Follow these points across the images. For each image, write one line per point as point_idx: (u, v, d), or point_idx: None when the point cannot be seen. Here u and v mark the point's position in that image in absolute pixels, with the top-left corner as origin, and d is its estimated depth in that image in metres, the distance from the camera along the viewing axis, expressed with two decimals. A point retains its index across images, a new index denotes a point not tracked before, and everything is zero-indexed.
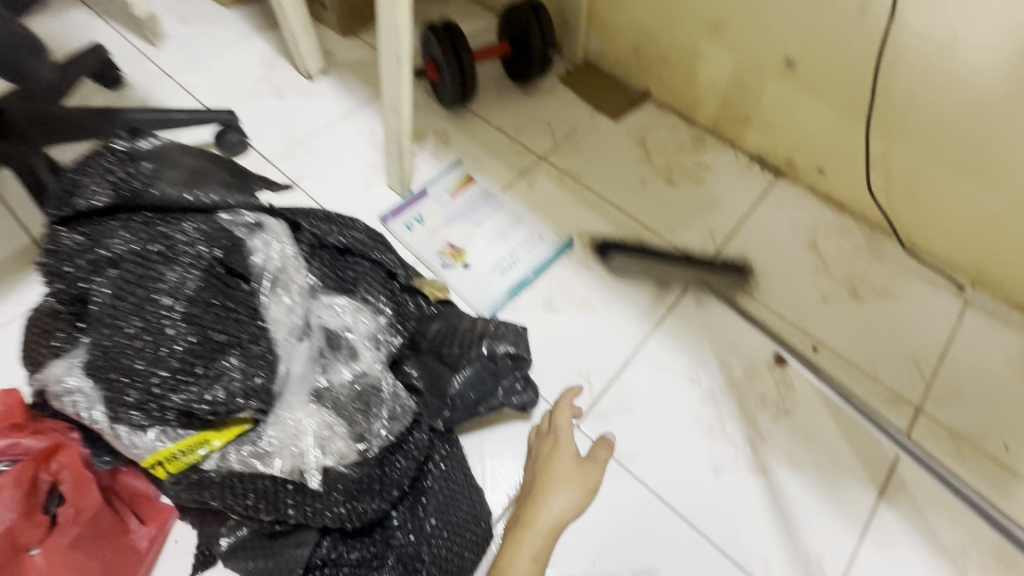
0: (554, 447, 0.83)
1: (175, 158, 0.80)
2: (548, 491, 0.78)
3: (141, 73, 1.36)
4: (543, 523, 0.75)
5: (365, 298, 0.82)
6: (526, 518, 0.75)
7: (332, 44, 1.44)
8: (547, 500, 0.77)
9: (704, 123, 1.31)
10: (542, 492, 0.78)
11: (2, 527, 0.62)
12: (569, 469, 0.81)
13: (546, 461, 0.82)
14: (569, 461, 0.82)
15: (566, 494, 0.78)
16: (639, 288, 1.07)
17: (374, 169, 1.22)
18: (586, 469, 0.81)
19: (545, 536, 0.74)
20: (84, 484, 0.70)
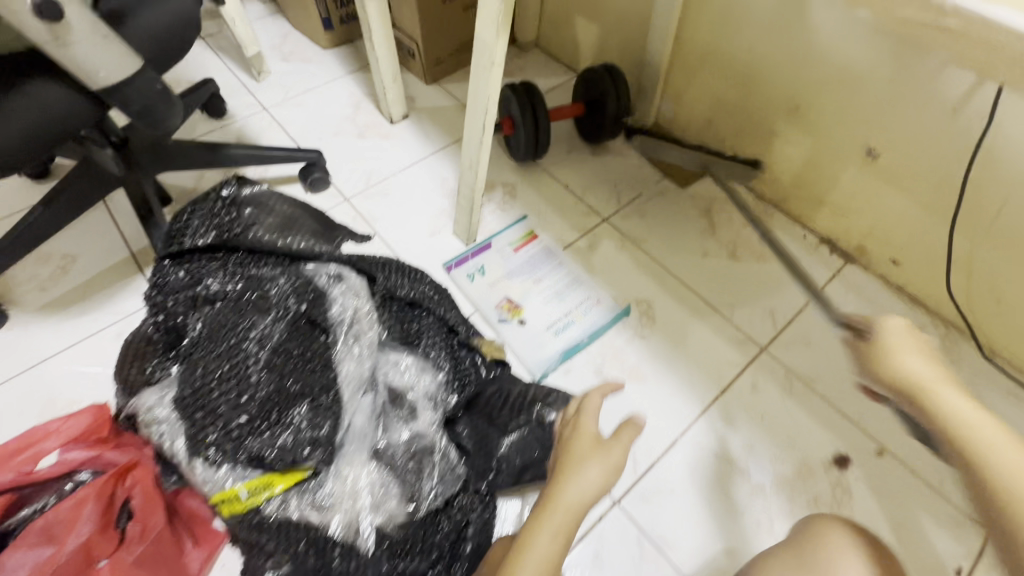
0: (576, 429, 0.67)
1: (270, 202, 0.86)
2: (570, 471, 0.62)
3: (242, 107, 1.49)
4: (566, 503, 0.59)
5: (426, 353, 0.84)
6: (550, 490, 0.61)
7: (416, 91, 1.53)
8: (567, 481, 0.61)
9: (773, 199, 1.29)
10: (563, 475, 0.62)
11: (81, 539, 0.68)
12: (590, 453, 0.64)
13: (571, 444, 0.65)
14: (591, 442, 0.65)
15: (593, 472, 0.61)
16: (693, 364, 1.06)
17: (442, 216, 1.26)
18: (607, 452, 0.64)
19: (569, 515, 0.58)
20: (151, 503, 0.74)
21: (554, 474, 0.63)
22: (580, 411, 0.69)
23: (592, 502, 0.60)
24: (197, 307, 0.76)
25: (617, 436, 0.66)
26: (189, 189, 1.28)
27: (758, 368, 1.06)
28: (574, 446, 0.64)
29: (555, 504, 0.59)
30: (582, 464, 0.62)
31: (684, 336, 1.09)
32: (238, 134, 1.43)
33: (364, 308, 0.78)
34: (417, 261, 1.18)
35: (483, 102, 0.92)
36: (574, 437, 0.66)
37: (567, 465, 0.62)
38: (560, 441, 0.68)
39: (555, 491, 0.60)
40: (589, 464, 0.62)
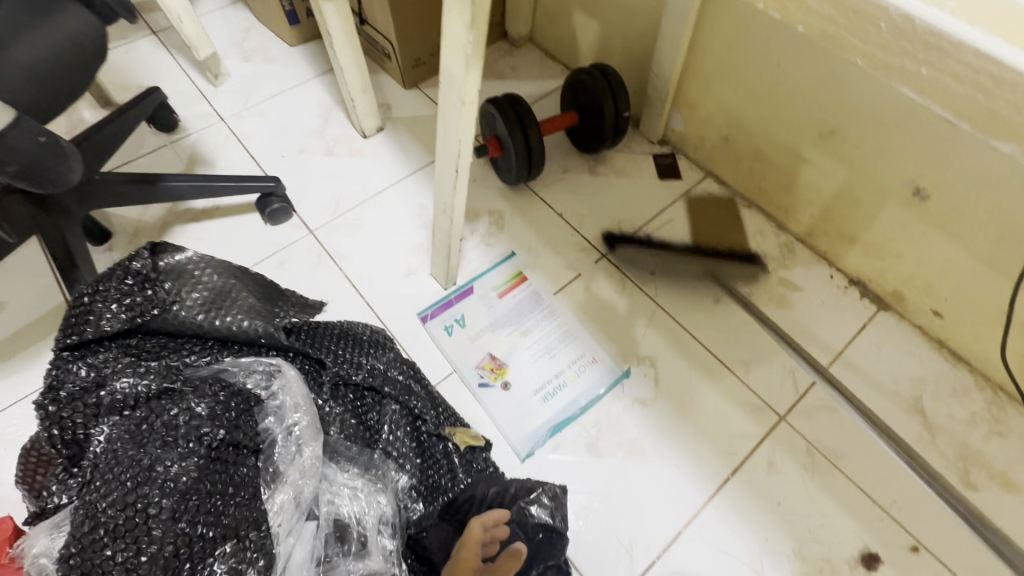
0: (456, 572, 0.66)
1: (195, 273, 0.72)
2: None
3: (196, 117, 1.32)
4: None
5: (387, 455, 0.71)
6: None
7: (393, 97, 1.35)
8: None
9: (797, 231, 1.13)
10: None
11: None
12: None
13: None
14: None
15: None
16: (702, 437, 0.92)
17: (418, 252, 1.12)
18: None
19: None
20: None
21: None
22: (460, 549, 0.68)
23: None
24: (99, 417, 0.60)
25: (495, 570, 0.67)
26: (132, 221, 1.14)
27: (776, 440, 0.92)
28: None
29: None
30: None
31: (691, 402, 0.96)
32: (190, 150, 1.27)
33: (306, 417, 0.65)
34: (388, 309, 1.04)
35: (454, 144, 0.76)
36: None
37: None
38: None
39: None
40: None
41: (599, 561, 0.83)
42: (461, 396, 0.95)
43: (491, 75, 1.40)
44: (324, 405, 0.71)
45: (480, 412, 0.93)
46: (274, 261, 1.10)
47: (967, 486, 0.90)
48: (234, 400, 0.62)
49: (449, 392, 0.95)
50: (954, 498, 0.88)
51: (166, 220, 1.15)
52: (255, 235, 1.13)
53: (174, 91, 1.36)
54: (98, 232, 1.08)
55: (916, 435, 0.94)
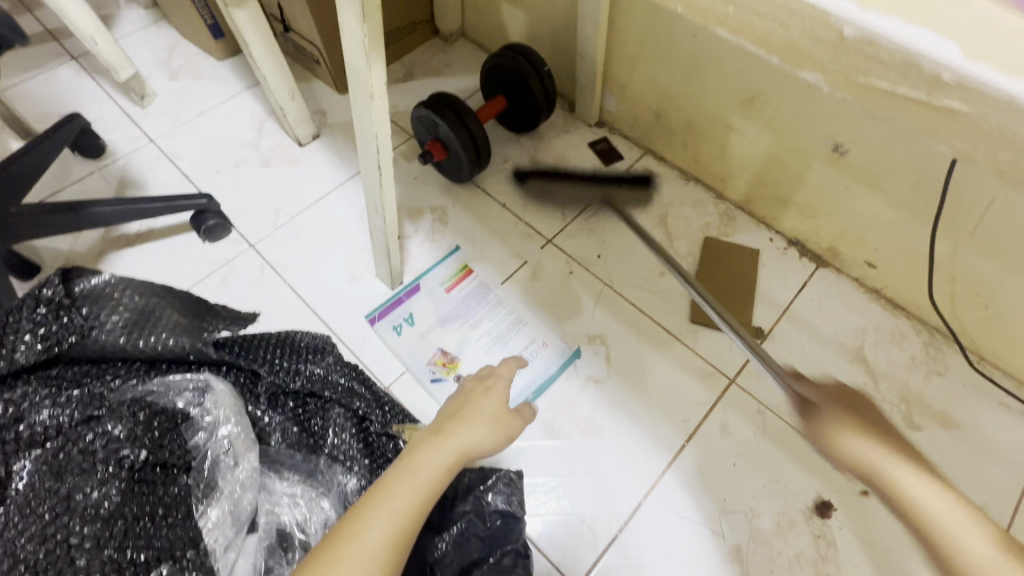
0: (489, 388, 0.68)
1: (114, 295, 0.68)
2: (462, 423, 0.62)
3: (125, 140, 1.28)
4: (451, 444, 0.59)
5: (333, 459, 0.71)
6: (437, 435, 0.60)
7: (327, 103, 1.34)
8: (456, 429, 0.61)
9: (734, 199, 1.16)
10: (460, 422, 0.62)
11: None
12: (501, 415, 0.65)
13: (472, 400, 0.66)
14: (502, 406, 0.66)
15: (483, 426, 0.63)
16: (656, 409, 0.94)
17: (362, 255, 1.10)
18: (513, 422, 0.66)
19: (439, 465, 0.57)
20: None
21: (441, 421, 0.63)
22: (495, 376, 0.70)
23: (477, 450, 0.61)
24: (20, 451, 0.59)
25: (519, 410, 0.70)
26: (63, 251, 1.10)
27: (728, 403, 0.94)
28: (472, 404, 0.65)
29: (423, 454, 0.57)
30: (469, 415, 0.63)
31: (643, 375, 0.97)
32: (120, 175, 1.23)
33: (238, 428, 0.63)
34: (335, 315, 1.03)
35: (371, 141, 0.75)
36: (470, 396, 0.67)
37: (465, 414, 0.64)
38: (455, 394, 0.68)
39: (447, 434, 0.60)
40: (481, 418, 0.64)
41: (563, 540, 0.83)
42: (417, 397, 0.94)
43: (426, 72, 1.39)
44: (262, 416, 0.71)
45: (434, 407, 0.94)
46: (215, 279, 1.08)
47: (911, 427, 0.93)
48: (155, 420, 0.59)
49: (405, 395, 0.95)
50: None
51: (99, 248, 1.11)
52: (192, 254, 1.11)
53: (99, 115, 1.32)
54: (24, 267, 1.04)
55: (860, 384, 0.97)
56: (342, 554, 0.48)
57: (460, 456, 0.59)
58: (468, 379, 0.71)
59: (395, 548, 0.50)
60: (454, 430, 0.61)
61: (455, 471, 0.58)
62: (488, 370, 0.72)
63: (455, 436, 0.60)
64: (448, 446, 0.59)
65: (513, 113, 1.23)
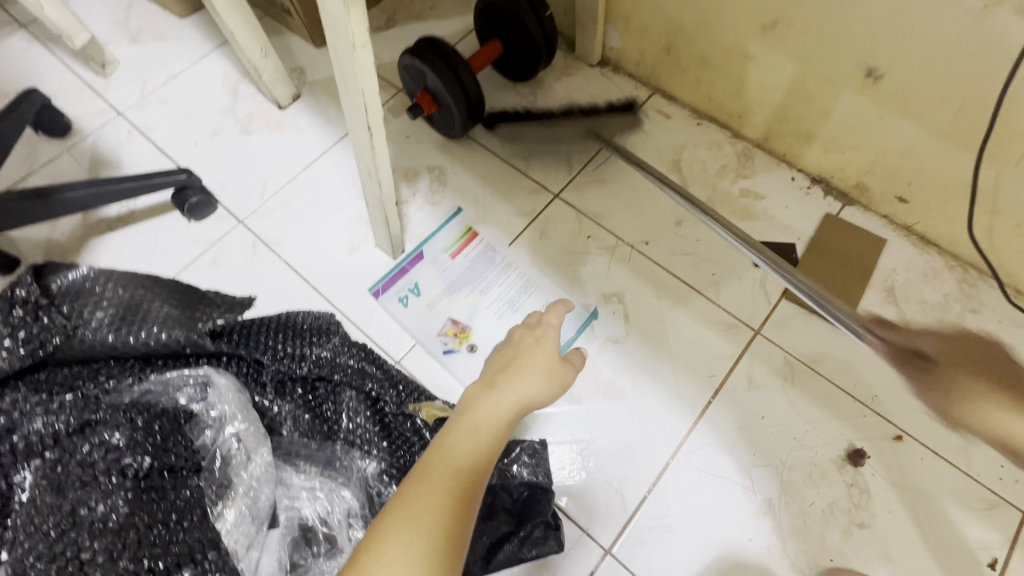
0: (542, 336, 0.64)
1: (96, 289, 0.63)
2: (513, 373, 0.59)
3: (91, 114, 1.19)
4: (506, 395, 0.56)
5: (349, 444, 0.68)
6: (489, 386, 0.57)
7: (305, 60, 1.22)
8: (510, 383, 0.58)
9: (752, 137, 1.08)
10: (511, 374, 0.59)
11: None
12: (558, 368, 0.62)
13: (523, 350, 0.62)
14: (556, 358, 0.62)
15: (535, 376, 0.59)
16: (680, 367, 0.90)
17: (360, 224, 1.04)
18: (566, 371, 0.62)
19: (499, 413, 0.55)
20: None
21: (492, 374, 0.59)
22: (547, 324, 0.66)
23: (533, 403, 0.58)
24: (18, 464, 0.50)
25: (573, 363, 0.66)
26: (43, 240, 1.04)
27: (754, 355, 0.90)
28: (525, 355, 0.61)
29: (481, 407, 0.54)
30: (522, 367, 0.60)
31: (664, 332, 0.92)
32: (91, 154, 1.15)
33: (247, 425, 0.60)
34: (337, 290, 0.97)
35: (357, 98, 0.67)
36: (521, 348, 0.63)
37: (512, 360, 0.61)
38: (504, 346, 0.64)
39: (502, 385, 0.57)
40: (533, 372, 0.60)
41: (591, 505, 0.81)
42: (431, 368, 0.91)
43: (408, 16, 1.26)
44: (272, 406, 0.67)
45: (449, 380, 0.90)
46: (205, 260, 1.02)
47: (944, 368, 0.89)
48: (156, 424, 0.56)
49: (417, 367, 0.91)
50: (934, 381, 0.88)
51: (80, 235, 1.05)
52: (178, 236, 1.04)
53: (59, 89, 1.22)
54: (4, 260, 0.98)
55: (891, 327, 0.92)
56: (409, 512, 0.45)
57: (512, 410, 0.56)
58: (518, 328, 0.67)
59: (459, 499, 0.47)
60: (502, 386, 0.57)
61: (514, 424, 0.55)
62: (536, 319, 0.67)
63: (509, 391, 0.57)
64: (496, 403, 0.55)
65: (508, 56, 1.12)
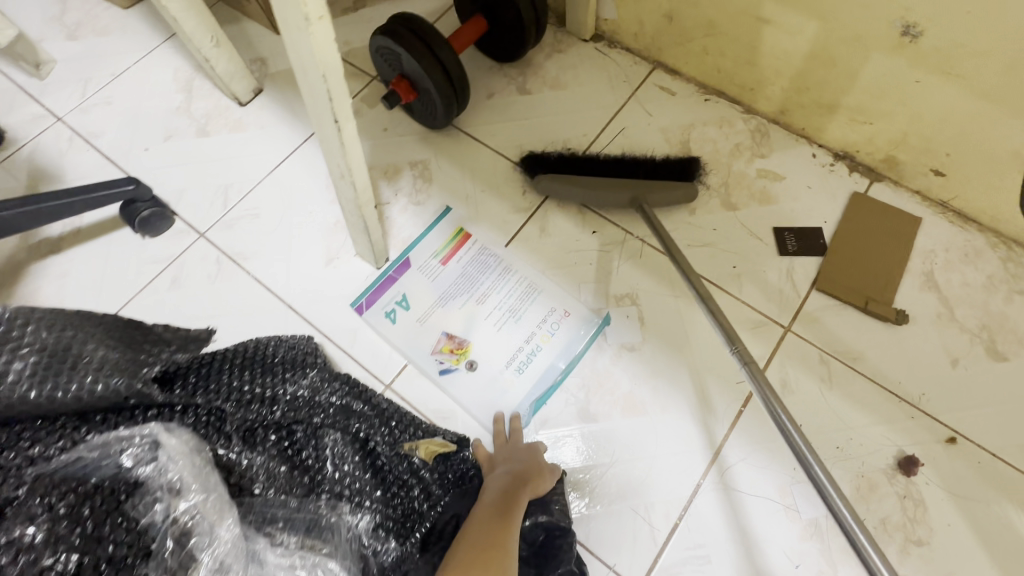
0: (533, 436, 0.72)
1: (11, 334, 0.50)
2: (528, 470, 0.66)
3: (26, 121, 1.05)
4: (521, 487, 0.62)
5: (335, 497, 0.59)
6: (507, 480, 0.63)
7: (265, 49, 1.09)
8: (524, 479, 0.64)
9: (767, 111, 0.97)
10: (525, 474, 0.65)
11: None
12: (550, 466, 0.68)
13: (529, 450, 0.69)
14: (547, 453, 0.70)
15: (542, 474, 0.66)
16: (705, 375, 0.80)
17: (337, 230, 0.92)
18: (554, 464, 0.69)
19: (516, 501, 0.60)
20: None
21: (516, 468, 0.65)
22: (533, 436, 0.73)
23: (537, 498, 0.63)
24: None
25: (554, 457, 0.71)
26: None
27: (785, 355, 0.81)
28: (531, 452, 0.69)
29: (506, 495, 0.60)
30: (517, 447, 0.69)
31: (686, 335, 0.83)
32: (29, 167, 1.01)
33: (209, 493, 0.49)
34: (315, 306, 0.86)
35: (319, 86, 0.56)
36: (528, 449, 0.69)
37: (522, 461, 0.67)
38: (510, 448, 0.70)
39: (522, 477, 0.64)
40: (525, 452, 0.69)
41: (616, 538, 0.72)
42: (425, 391, 0.80)
43: None
44: (241, 460, 0.56)
45: (449, 403, 0.80)
46: (164, 280, 0.90)
47: (994, 357, 0.81)
48: (89, 503, 0.45)
49: (410, 390, 0.80)
50: (985, 372, 0.80)
51: (20, 259, 0.92)
52: (131, 255, 0.92)
53: None
54: None
55: (934, 315, 0.83)
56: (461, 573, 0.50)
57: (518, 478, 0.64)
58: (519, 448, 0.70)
59: (497, 548, 0.52)
60: (504, 466, 0.66)
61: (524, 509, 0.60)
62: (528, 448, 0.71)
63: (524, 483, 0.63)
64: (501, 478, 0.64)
65: (492, 34, 1.00)
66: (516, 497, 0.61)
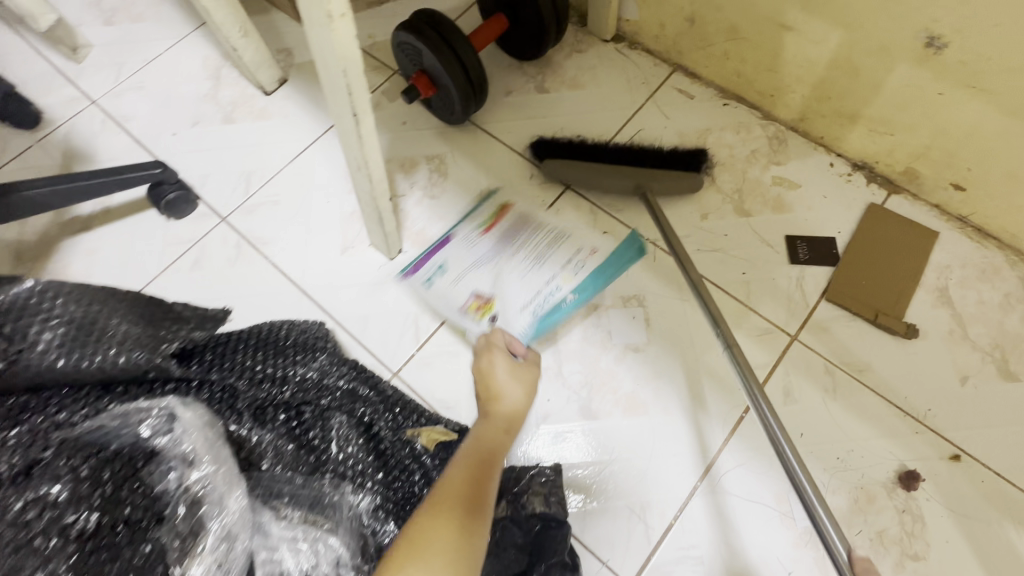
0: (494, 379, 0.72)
1: (40, 305, 0.52)
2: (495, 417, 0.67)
3: (62, 103, 1.10)
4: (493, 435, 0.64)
5: (338, 477, 0.61)
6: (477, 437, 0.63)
7: (292, 40, 1.12)
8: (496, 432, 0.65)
9: (786, 118, 0.97)
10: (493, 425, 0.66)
11: None
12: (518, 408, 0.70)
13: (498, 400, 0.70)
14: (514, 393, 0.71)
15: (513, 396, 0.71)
16: (708, 380, 0.81)
17: (353, 220, 0.95)
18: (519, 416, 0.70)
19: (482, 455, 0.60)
20: None
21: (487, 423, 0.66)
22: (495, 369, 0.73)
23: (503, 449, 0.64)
24: None
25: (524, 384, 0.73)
26: (12, 242, 0.95)
27: (790, 364, 0.82)
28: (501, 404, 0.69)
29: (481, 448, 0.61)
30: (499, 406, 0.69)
31: (692, 338, 0.83)
32: (64, 147, 1.06)
33: (221, 463, 0.52)
34: (328, 293, 0.89)
35: (339, 80, 0.58)
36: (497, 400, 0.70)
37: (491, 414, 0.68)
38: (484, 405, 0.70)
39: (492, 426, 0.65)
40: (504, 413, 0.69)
41: (611, 534, 0.73)
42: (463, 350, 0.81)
43: None
44: (251, 436, 0.58)
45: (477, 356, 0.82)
46: (186, 261, 0.93)
47: (1006, 377, 0.80)
48: (108, 468, 0.48)
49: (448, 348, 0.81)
50: (995, 392, 0.79)
51: (52, 235, 0.96)
52: (156, 236, 0.96)
53: (29, 76, 1.12)
54: None
55: (946, 331, 0.82)
56: (427, 518, 0.49)
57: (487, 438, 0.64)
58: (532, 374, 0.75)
59: (467, 501, 0.52)
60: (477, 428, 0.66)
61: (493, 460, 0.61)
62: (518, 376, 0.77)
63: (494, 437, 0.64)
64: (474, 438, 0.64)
65: (513, 32, 1.01)
66: (487, 455, 0.60)
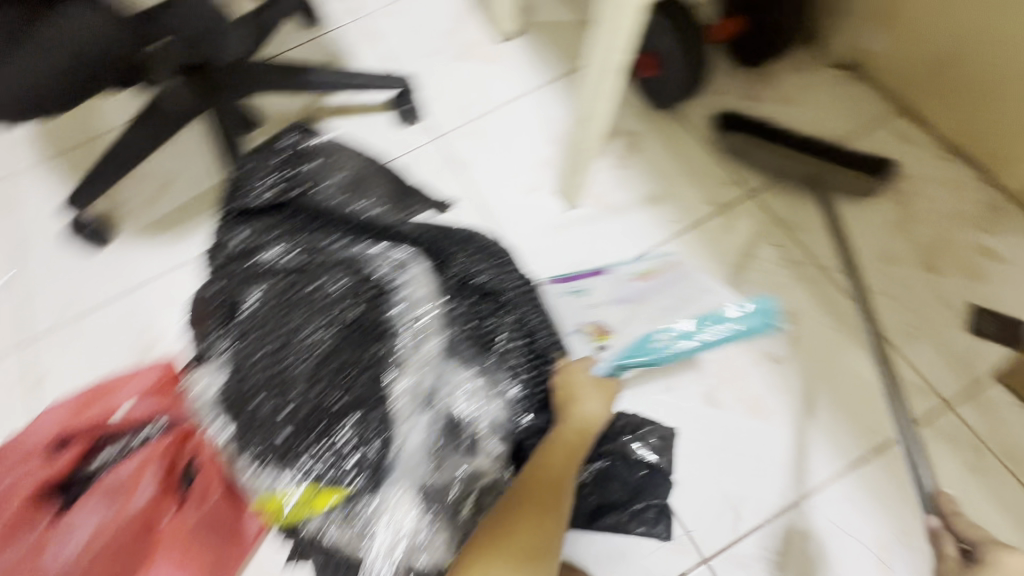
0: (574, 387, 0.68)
1: (338, 161, 0.74)
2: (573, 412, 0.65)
3: (338, 12, 1.32)
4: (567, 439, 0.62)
5: (501, 363, 0.69)
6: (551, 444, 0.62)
7: (533, 0, 1.24)
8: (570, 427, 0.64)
9: (1011, 187, 0.91)
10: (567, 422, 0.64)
11: (96, 526, 0.66)
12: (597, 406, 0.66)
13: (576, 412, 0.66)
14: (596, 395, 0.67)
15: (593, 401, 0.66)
16: (841, 412, 0.81)
17: (544, 168, 1.06)
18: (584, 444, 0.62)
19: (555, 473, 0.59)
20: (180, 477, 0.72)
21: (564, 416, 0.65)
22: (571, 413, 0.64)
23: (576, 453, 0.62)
24: (254, 281, 0.66)
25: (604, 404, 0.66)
26: (278, 111, 1.18)
27: (933, 429, 0.79)
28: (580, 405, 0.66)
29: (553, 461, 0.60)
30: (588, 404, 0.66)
31: (836, 368, 0.84)
32: (331, 48, 1.28)
33: (430, 312, 0.65)
34: (508, 223, 1.01)
35: (607, 38, 0.70)
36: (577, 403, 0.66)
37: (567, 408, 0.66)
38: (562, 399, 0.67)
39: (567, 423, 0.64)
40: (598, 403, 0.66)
41: (703, 511, 0.78)
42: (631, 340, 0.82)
43: None
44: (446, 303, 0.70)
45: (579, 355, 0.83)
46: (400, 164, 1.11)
47: None
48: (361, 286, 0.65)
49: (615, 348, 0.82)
50: None
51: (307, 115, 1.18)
52: (383, 137, 1.13)
53: None
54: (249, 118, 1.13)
55: None
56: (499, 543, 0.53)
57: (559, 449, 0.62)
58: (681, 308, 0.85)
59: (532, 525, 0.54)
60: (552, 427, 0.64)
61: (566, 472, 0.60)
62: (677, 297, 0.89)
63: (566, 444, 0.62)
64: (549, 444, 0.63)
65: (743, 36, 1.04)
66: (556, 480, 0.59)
